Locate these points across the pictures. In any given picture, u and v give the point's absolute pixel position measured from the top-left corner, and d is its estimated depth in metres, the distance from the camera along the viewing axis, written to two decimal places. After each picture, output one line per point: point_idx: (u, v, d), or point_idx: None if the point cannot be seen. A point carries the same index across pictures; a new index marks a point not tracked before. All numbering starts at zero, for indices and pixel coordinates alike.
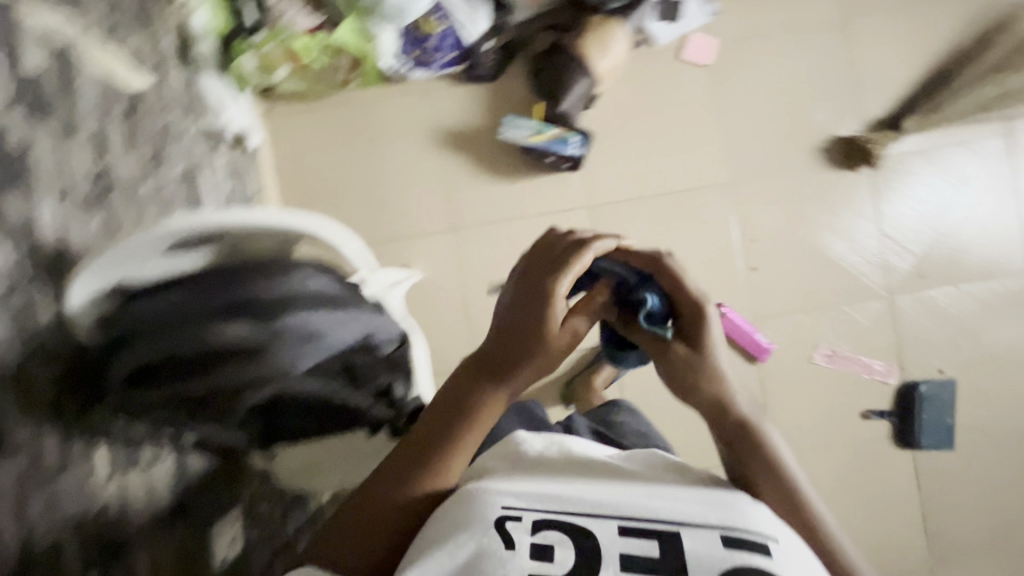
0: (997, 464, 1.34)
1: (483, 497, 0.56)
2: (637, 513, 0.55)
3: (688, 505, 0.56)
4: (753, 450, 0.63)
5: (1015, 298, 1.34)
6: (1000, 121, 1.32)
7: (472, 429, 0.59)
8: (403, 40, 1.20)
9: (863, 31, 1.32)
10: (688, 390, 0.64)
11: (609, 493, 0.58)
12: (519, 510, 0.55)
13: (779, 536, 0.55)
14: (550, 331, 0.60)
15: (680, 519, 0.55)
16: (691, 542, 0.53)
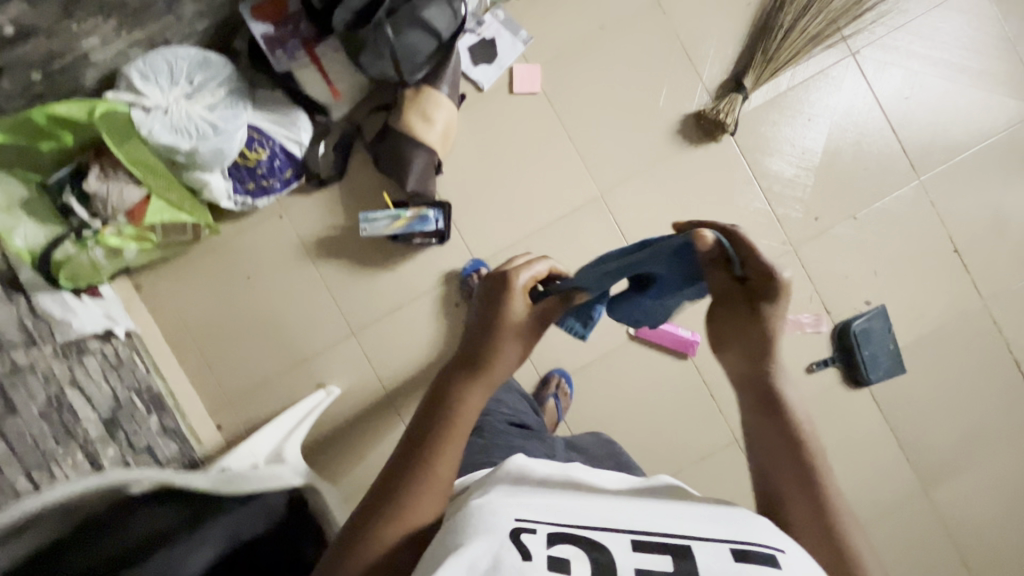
0: (953, 370, 1.33)
1: (488, 511, 0.53)
2: (651, 529, 0.53)
3: (700, 524, 0.54)
4: (783, 436, 0.62)
5: (914, 207, 1.32)
6: (839, 42, 1.30)
7: (457, 436, 0.59)
8: (233, 178, 1.19)
9: (678, 5, 1.29)
10: (749, 347, 0.63)
11: (618, 510, 0.55)
12: (532, 523, 0.52)
13: (787, 548, 0.52)
14: (511, 310, 0.64)
15: (691, 534, 0.53)
16: (703, 560, 0.50)
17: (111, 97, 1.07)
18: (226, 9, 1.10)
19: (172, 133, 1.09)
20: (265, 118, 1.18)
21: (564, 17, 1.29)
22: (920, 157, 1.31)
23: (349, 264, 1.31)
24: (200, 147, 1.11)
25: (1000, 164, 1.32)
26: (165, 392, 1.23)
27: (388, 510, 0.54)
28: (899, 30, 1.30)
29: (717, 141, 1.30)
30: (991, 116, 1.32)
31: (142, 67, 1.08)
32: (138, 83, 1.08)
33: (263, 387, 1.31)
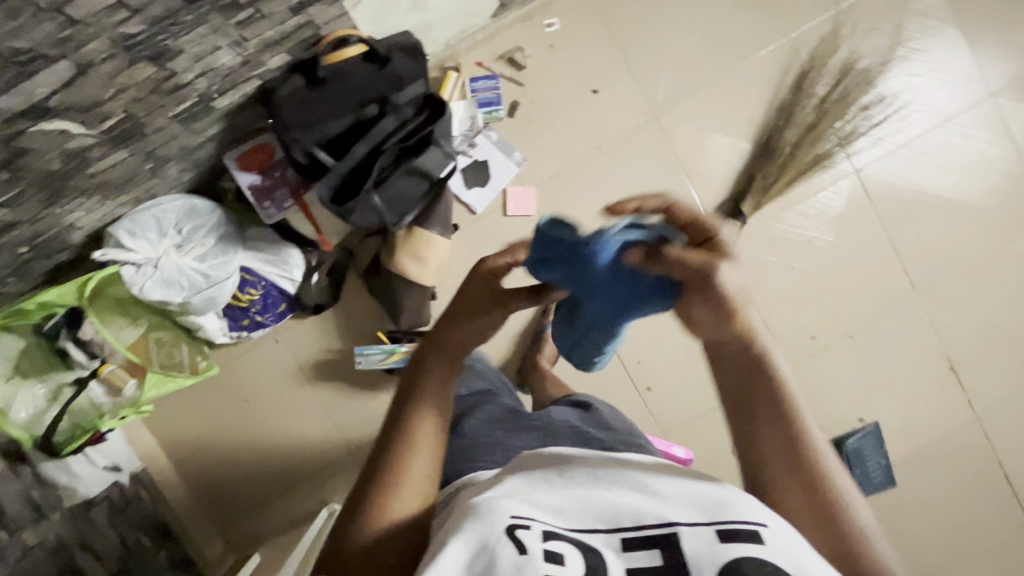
0: (946, 482, 1.34)
1: (488, 506, 0.50)
2: (653, 517, 0.49)
3: (686, 508, 0.50)
4: (768, 421, 0.56)
5: (912, 325, 1.31)
6: (844, 158, 1.26)
7: (424, 426, 0.61)
8: (227, 317, 1.20)
9: (676, 125, 1.26)
10: (717, 322, 0.54)
11: (622, 497, 0.51)
12: (528, 519, 0.49)
13: (769, 522, 0.49)
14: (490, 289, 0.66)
15: (675, 520, 0.49)
16: (689, 545, 0.47)
17: (98, 258, 1.05)
18: (212, 158, 1.07)
19: (163, 288, 1.09)
20: (256, 257, 1.17)
21: (559, 135, 1.25)
22: (920, 273, 1.30)
23: (346, 386, 1.31)
24: (192, 297, 1.11)
25: (1002, 280, 1.30)
26: (172, 519, 1.26)
27: (368, 505, 0.57)
28: (905, 146, 1.27)
29: None
30: (995, 232, 1.29)
31: (127, 225, 1.07)
32: (125, 241, 1.06)
33: (268, 508, 1.31)
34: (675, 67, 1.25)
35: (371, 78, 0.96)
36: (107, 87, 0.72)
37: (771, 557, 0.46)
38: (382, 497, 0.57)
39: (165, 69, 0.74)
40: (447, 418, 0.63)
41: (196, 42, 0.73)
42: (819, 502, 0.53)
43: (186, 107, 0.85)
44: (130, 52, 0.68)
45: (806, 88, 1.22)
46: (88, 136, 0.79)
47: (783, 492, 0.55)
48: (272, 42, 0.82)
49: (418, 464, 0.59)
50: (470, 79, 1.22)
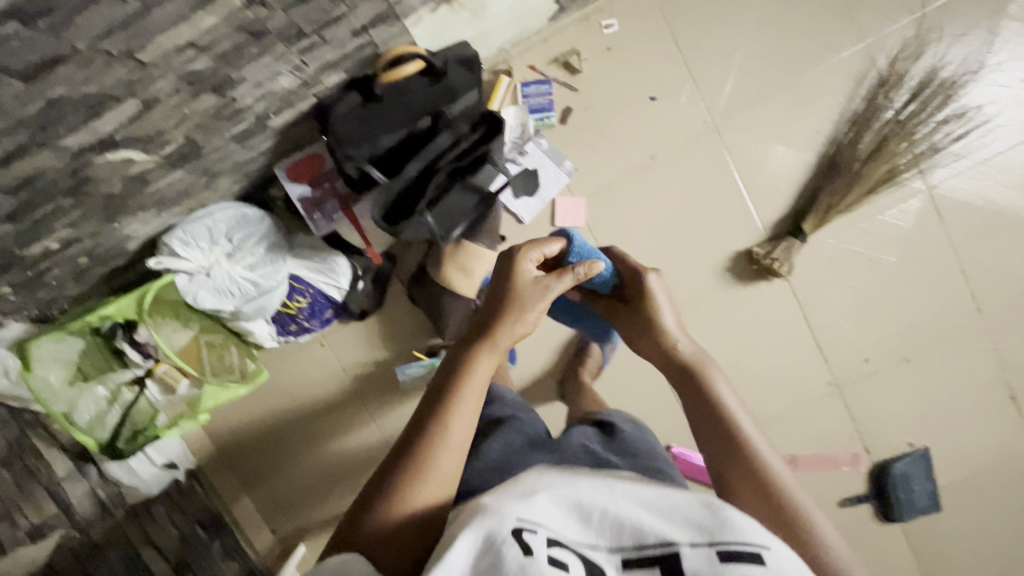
0: (993, 509, 1.31)
1: (490, 508, 0.49)
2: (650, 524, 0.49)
3: (688, 527, 0.49)
4: (704, 407, 0.71)
5: (972, 351, 1.25)
6: (916, 176, 1.18)
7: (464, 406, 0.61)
8: (276, 323, 1.21)
9: (736, 135, 1.20)
10: (647, 331, 0.81)
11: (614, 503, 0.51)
12: (535, 522, 0.47)
13: (772, 544, 0.49)
14: (523, 284, 0.72)
15: (678, 539, 0.47)
16: (689, 564, 0.46)
17: (153, 266, 1.06)
18: (262, 168, 1.06)
19: (215, 297, 1.10)
20: (304, 265, 1.17)
21: (612, 144, 1.20)
22: (987, 297, 1.23)
23: (388, 391, 1.32)
24: (242, 306, 1.12)
25: None
26: (223, 513, 1.29)
27: (401, 476, 0.56)
28: (984, 163, 1.18)
29: (769, 282, 1.24)
30: None
31: (181, 234, 1.07)
32: (179, 250, 1.07)
33: (312, 508, 1.33)
34: (739, 74, 1.18)
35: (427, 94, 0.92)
36: (170, 118, 0.70)
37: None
38: (416, 470, 0.57)
39: (226, 97, 0.72)
40: (477, 400, 0.63)
41: (258, 70, 0.70)
42: (753, 474, 0.63)
43: (242, 128, 0.84)
44: (194, 86, 0.66)
45: (881, 100, 1.14)
46: (149, 160, 0.78)
47: (725, 467, 0.65)
48: (331, 63, 0.78)
49: (453, 443, 0.59)
50: (522, 83, 1.17)
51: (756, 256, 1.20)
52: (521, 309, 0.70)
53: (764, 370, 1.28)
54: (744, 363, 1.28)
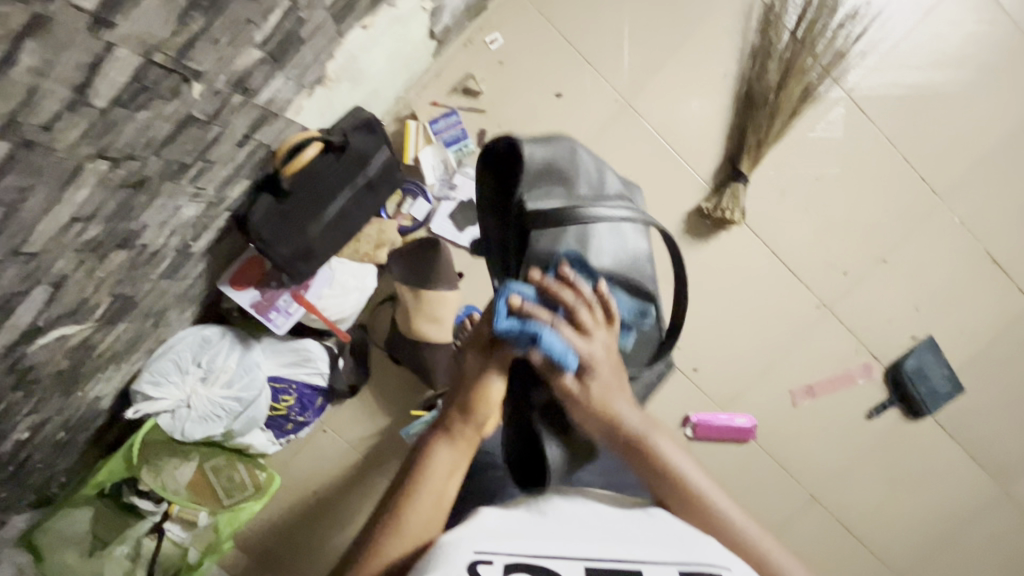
0: (1014, 373, 1.31)
1: (457, 545, 0.58)
2: (607, 558, 0.60)
3: (648, 549, 0.61)
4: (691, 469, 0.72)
5: (945, 231, 1.26)
6: (834, 86, 1.19)
7: (429, 478, 0.66)
8: (271, 428, 1.20)
9: (651, 102, 1.20)
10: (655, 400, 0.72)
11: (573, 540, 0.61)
12: (492, 554, 0.58)
13: (732, 565, 0.61)
14: (483, 367, 0.74)
15: (639, 559, 0.60)
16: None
17: (132, 417, 1.04)
18: (207, 288, 1.05)
19: (203, 424, 1.10)
20: (280, 364, 1.17)
21: None
22: (940, 177, 1.24)
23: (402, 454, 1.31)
24: (233, 424, 1.12)
25: None
26: None
27: (381, 529, 0.62)
28: (890, 54, 1.19)
29: (728, 230, 1.24)
30: (1009, 110, 1.22)
31: (149, 375, 1.06)
32: (152, 392, 1.05)
33: None
34: (634, 44, 1.18)
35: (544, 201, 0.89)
36: (87, 286, 0.69)
37: None
38: (393, 528, 0.62)
39: (135, 246, 0.72)
40: (445, 481, 0.66)
41: (157, 213, 0.70)
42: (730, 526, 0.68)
43: (167, 264, 0.83)
44: (98, 251, 0.65)
45: (774, 26, 1.15)
46: (84, 328, 0.77)
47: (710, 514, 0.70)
48: (228, 178, 0.78)
49: (426, 497, 0.64)
50: (430, 122, 1.17)
51: (706, 211, 1.21)
52: (486, 389, 0.73)
53: (753, 314, 1.28)
54: (732, 313, 1.28)
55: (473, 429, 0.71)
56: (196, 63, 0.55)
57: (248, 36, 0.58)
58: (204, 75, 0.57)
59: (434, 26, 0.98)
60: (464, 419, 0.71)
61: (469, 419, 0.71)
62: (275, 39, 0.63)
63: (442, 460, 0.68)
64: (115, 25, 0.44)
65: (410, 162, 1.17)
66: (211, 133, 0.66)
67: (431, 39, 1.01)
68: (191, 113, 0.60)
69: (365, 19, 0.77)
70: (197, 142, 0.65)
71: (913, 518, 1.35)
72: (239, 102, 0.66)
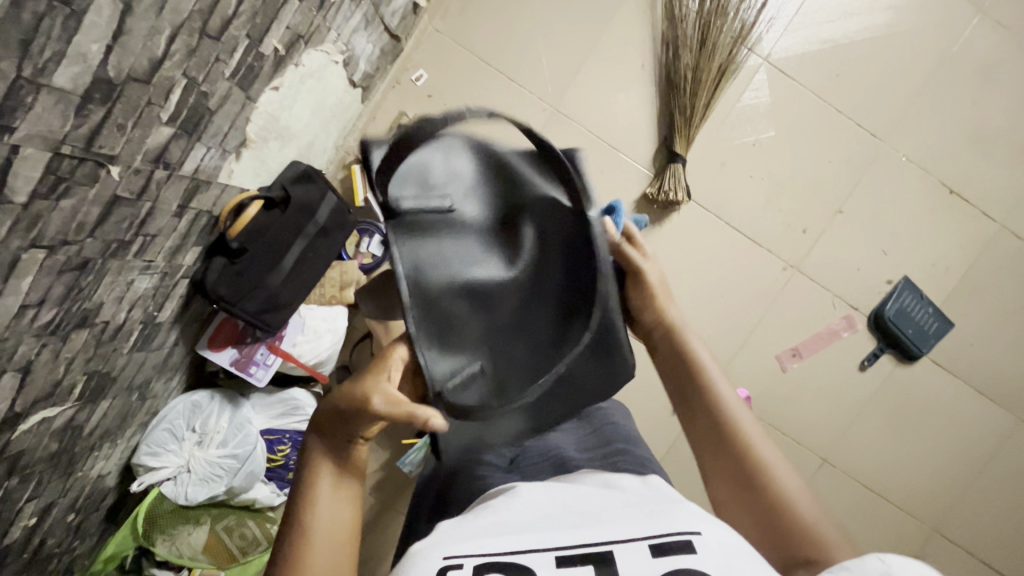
0: (998, 297, 1.29)
1: (422, 555, 0.54)
2: (574, 540, 0.54)
3: (622, 526, 0.55)
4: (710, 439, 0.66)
5: (894, 171, 1.26)
6: (750, 54, 1.23)
7: (321, 496, 0.57)
8: (272, 480, 1.24)
9: (579, 105, 1.25)
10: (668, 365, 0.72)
11: (545, 527, 0.56)
12: (461, 557, 0.53)
13: (705, 529, 0.54)
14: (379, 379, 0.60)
15: (612, 539, 0.54)
16: (624, 563, 0.52)
17: (137, 489, 1.09)
18: (187, 354, 1.11)
19: (204, 486, 1.15)
20: (271, 416, 1.22)
21: None
22: (877, 120, 1.25)
23: (408, 485, 1.33)
24: (233, 481, 1.16)
25: (957, 84, 1.25)
26: None
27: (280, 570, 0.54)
28: (799, 13, 1.23)
29: (678, 210, 1.27)
30: (930, 43, 1.24)
31: (147, 448, 1.11)
32: (152, 463, 1.10)
33: None
34: (550, 55, 1.24)
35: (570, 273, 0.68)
36: (57, 366, 0.75)
37: (699, 563, 0.50)
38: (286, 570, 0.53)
39: (97, 323, 0.78)
40: (334, 501, 0.57)
41: (110, 289, 0.76)
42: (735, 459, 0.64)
43: (136, 336, 0.89)
44: (58, 332, 0.71)
45: (679, 11, 1.20)
46: (66, 409, 0.83)
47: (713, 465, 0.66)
48: (175, 247, 0.85)
49: (323, 511, 0.56)
50: (373, 163, 1.23)
51: (651, 196, 1.24)
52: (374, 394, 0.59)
53: (722, 286, 1.29)
54: (701, 290, 1.29)
55: (364, 425, 0.60)
56: (108, 148, 0.61)
57: (154, 115, 0.65)
58: (118, 156, 0.64)
59: (352, 76, 1.05)
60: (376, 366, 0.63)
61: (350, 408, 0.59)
62: (183, 115, 0.70)
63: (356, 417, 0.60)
64: (15, 128, 0.50)
65: (361, 204, 1.24)
66: (143, 208, 0.73)
67: (353, 87, 1.08)
68: (116, 194, 0.67)
69: (273, 81, 0.84)
70: (130, 218, 0.71)
71: (933, 464, 1.32)
72: (163, 176, 0.73)
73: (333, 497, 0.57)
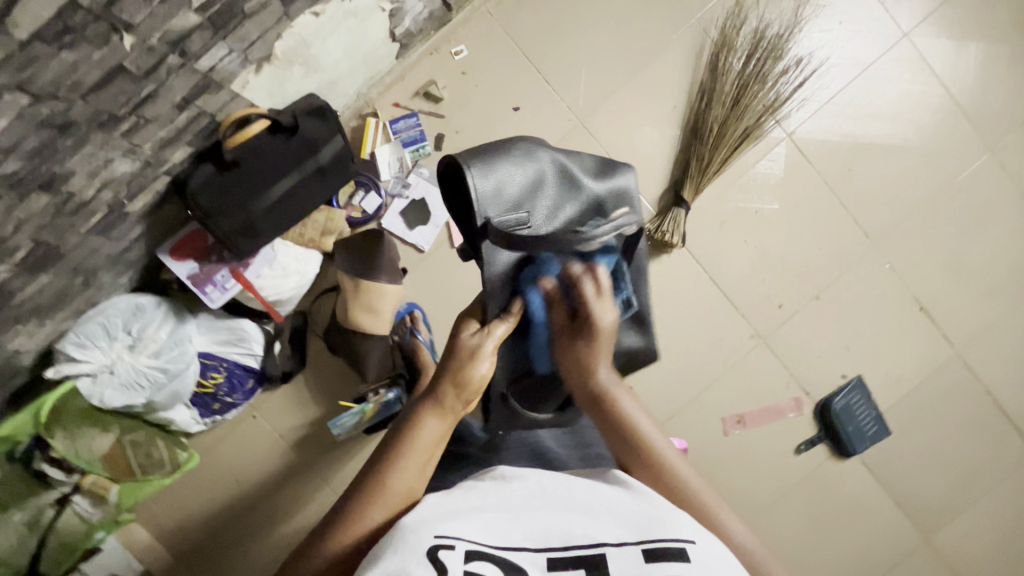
0: (937, 419, 1.35)
1: (413, 529, 0.53)
2: (567, 543, 0.56)
3: (614, 530, 0.57)
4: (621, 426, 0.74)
5: (875, 275, 1.31)
6: (774, 126, 1.26)
7: (413, 445, 0.65)
8: (196, 404, 1.19)
9: (606, 126, 1.26)
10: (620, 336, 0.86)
11: (541, 523, 0.58)
12: (454, 539, 0.53)
13: (697, 538, 0.57)
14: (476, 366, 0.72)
15: (603, 541, 0.56)
16: (615, 567, 0.54)
17: (52, 377, 1.04)
18: (145, 254, 1.07)
19: (124, 393, 1.09)
20: (213, 341, 1.18)
21: None
22: (873, 223, 1.30)
23: (333, 448, 1.29)
24: (155, 396, 1.11)
25: (953, 212, 1.31)
26: None
27: (362, 493, 0.61)
28: (830, 102, 1.27)
29: (669, 254, 1.29)
30: (939, 167, 1.30)
31: (75, 337, 1.06)
32: (76, 354, 1.05)
33: None
34: (591, 70, 1.25)
35: (616, 220, 0.81)
36: (6, 224, 0.71)
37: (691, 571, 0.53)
38: (369, 499, 0.60)
39: (61, 192, 0.74)
40: (422, 453, 0.65)
41: (86, 160, 0.73)
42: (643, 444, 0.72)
43: (99, 218, 0.85)
44: (18, 188, 0.68)
45: (722, 65, 1.23)
46: (1, 271, 0.78)
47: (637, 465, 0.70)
48: (168, 139, 0.81)
49: (412, 458, 0.64)
50: (390, 122, 1.22)
51: (649, 233, 1.25)
52: (471, 365, 0.71)
53: (690, 339, 1.31)
54: (669, 337, 1.30)
55: (459, 396, 0.70)
56: (128, 15, 0.60)
57: None
58: (137, 28, 0.62)
59: (394, 29, 1.04)
60: (452, 391, 0.69)
61: (450, 379, 0.70)
62: (215, 8, 0.69)
63: (430, 431, 0.66)
64: None
65: (366, 157, 1.22)
66: (145, 89, 0.70)
67: (392, 40, 1.07)
68: (121, 64, 0.64)
69: (315, 6, 0.83)
70: (130, 94, 0.69)
71: (838, 560, 1.36)
72: (176, 63, 0.71)
73: (423, 450, 0.65)
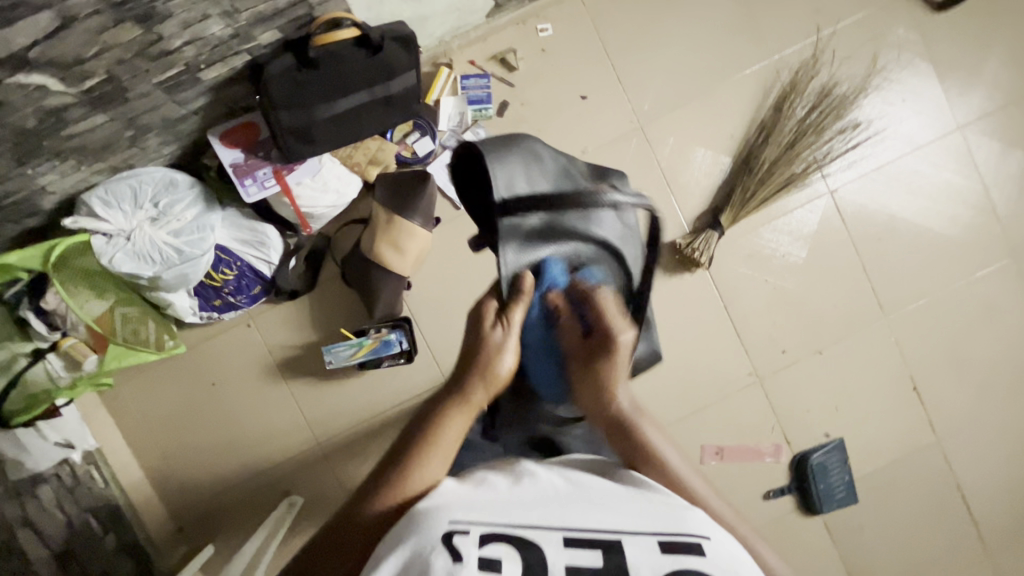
0: (905, 500, 1.37)
1: (430, 515, 0.54)
2: (584, 525, 0.54)
3: (632, 518, 0.56)
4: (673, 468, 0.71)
5: (879, 345, 1.34)
6: (819, 178, 1.31)
7: (435, 442, 0.64)
8: (198, 296, 1.17)
9: (663, 136, 1.29)
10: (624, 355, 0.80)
11: (559, 507, 0.56)
12: (467, 525, 0.53)
13: (713, 535, 0.55)
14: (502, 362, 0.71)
15: (620, 528, 0.55)
16: (631, 552, 0.52)
17: (69, 225, 1.03)
18: (196, 130, 1.07)
19: (133, 260, 1.05)
20: (233, 237, 1.17)
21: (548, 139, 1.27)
22: (888, 295, 1.34)
23: (318, 377, 1.28)
24: (163, 273, 1.07)
25: (965, 304, 1.35)
26: None
27: (385, 484, 0.60)
28: (877, 170, 1.32)
29: (692, 273, 1.31)
30: (962, 258, 1.34)
31: (103, 194, 1.05)
32: (98, 210, 1.04)
33: (224, 497, 1.28)
34: (663, 80, 1.29)
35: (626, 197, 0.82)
36: (90, 44, 0.76)
37: (710, 567, 0.52)
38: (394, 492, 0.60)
39: (151, 32, 0.79)
40: (446, 448, 0.65)
41: (184, 8, 0.78)
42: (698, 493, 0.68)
43: (172, 74, 0.88)
44: (117, 11, 0.73)
45: (786, 108, 1.27)
46: (66, 93, 0.81)
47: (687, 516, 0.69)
48: (261, 17, 0.88)
49: (436, 455, 0.63)
50: (461, 76, 1.24)
51: (679, 247, 1.28)
52: (497, 361, 0.70)
53: (692, 360, 1.32)
54: (672, 352, 1.32)
55: (484, 391, 0.69)
56: None
57: None
58: None
59: None
60: (480, 388, 0.69)
61: (476, 378, 0.69)
62: None
63: (454, 430, 0.66)
64: None
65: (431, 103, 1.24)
66: None
67: None
68: None
69: None
70: None
71: None
72: None
73: (444, 447, 0.65)
